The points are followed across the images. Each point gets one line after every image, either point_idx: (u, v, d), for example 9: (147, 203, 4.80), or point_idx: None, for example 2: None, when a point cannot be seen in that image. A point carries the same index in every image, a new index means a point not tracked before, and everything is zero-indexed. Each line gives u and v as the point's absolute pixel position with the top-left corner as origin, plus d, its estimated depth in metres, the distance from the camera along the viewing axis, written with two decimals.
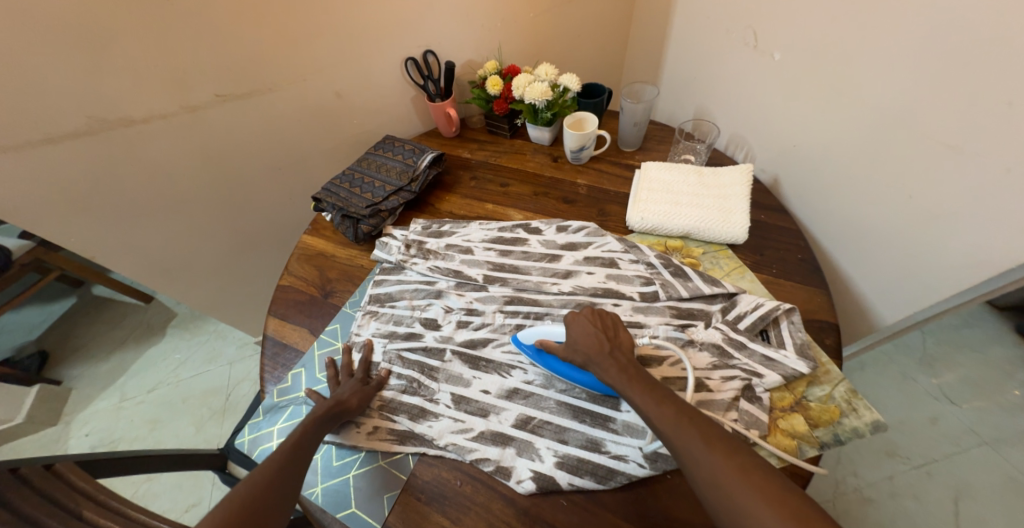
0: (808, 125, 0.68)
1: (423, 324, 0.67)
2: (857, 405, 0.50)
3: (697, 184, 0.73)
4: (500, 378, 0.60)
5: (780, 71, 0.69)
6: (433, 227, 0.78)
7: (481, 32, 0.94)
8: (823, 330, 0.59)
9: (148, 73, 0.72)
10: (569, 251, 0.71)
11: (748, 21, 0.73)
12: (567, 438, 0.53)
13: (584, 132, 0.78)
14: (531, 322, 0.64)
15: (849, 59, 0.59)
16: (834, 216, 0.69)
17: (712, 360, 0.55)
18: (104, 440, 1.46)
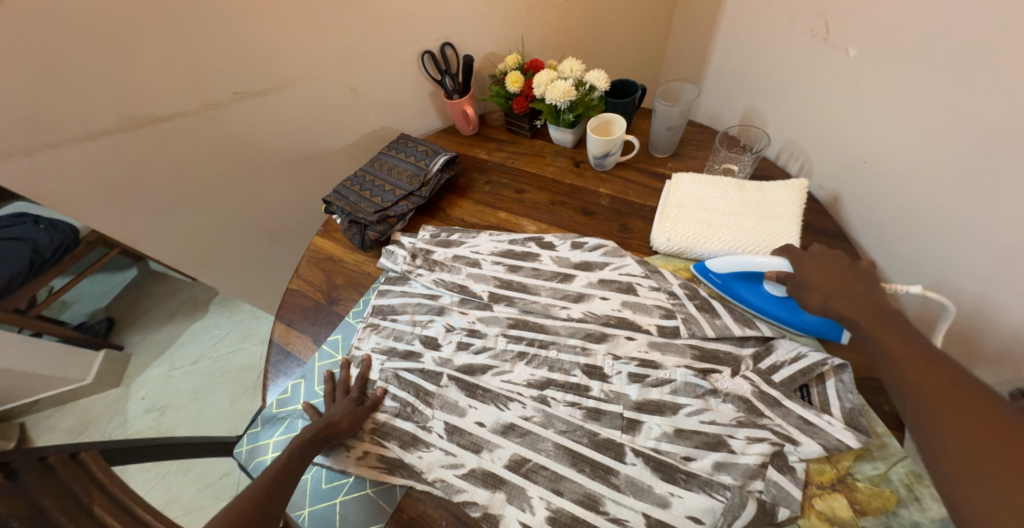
0: (883, 138, 0.56)
1: (423, 342, 0.64)
2: (920, 493, 0.42)
3: (737, 201, 0.63)
4: (497, 411, 0.55)
5: (854, 70, 0.58)
6: (441, 235, 0.74)
7: (506, 22, 0.87)
8: (879, 392, 0.50)
9: (171, 71, 0.72)
10: (584, 272, 0.64)
11: (816, 8, 0.61)
12: (562, 489, 0.48)
13: (610, 137, 0.70)
14: (536, 350, 0.60)
15: (948, 59, 0.47)
16: (905, 248, 0.58)
17: (738, 416, 0.49)
18: (156, 404, 1.59)
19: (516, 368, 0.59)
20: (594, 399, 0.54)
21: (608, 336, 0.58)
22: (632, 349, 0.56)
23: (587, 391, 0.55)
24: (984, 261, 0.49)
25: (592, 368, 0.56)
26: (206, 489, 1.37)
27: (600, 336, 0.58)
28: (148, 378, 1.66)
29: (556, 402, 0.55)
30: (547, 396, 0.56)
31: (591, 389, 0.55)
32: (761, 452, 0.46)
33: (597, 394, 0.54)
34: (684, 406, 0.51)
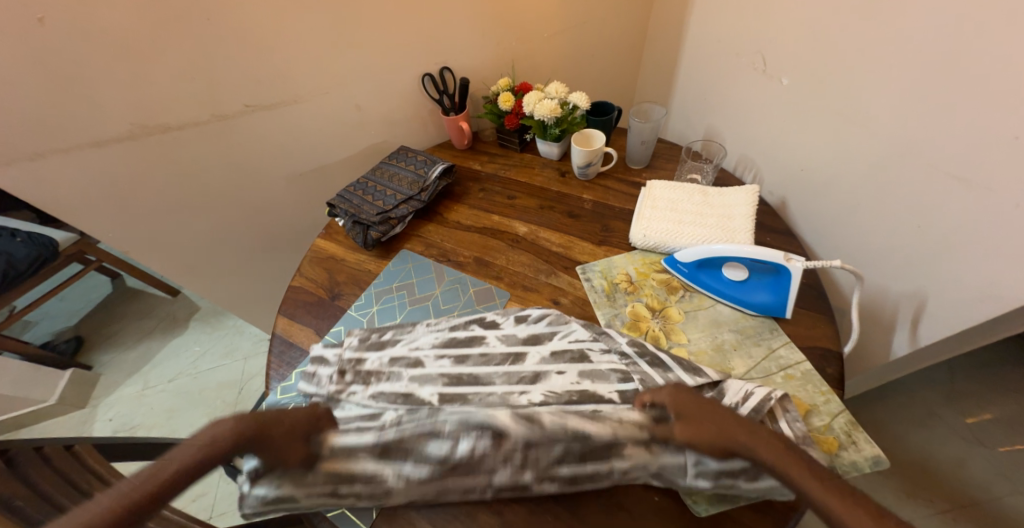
0: (816, 149, 0.67)
1: (362, 415, 0.51)
2: (858, 438, 0.47)
3: (702, 204, 0.73)
4: (482, 484, 0.44)
5: (789, 94, 0.69)
6: (373, 337, 0.61)
7: (496, 51, 0.97)
8: (825, 357, 0.56)
9: (187, 85, 0.78)
10: (536, 350, 0.56)
11: (757, 46, 0.73)
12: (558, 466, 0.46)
13: (591, 149, 0.79)
14: (495, 437, 0.49)
15: (857, 86, 0.59)
16: (842, 241, 0.68)
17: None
18: (126, 425, 1.53)
19: (466, 453, 0.48)
20: (562, 481, 0.46)
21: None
22: (602, 435, 0.48)
23: (550, 489, 0.46)
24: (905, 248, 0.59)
25: (562, 455, 0.47)
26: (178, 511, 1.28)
27: (566, 421, 0.49)
28: (119, 398, 1.60)
29: (529, 488, 0.46)
30: (516, 475, 0.46)
31: (557, 487, 0.46)
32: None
33: (563, 482, 0.46)
34: (670, 470, 0.45)
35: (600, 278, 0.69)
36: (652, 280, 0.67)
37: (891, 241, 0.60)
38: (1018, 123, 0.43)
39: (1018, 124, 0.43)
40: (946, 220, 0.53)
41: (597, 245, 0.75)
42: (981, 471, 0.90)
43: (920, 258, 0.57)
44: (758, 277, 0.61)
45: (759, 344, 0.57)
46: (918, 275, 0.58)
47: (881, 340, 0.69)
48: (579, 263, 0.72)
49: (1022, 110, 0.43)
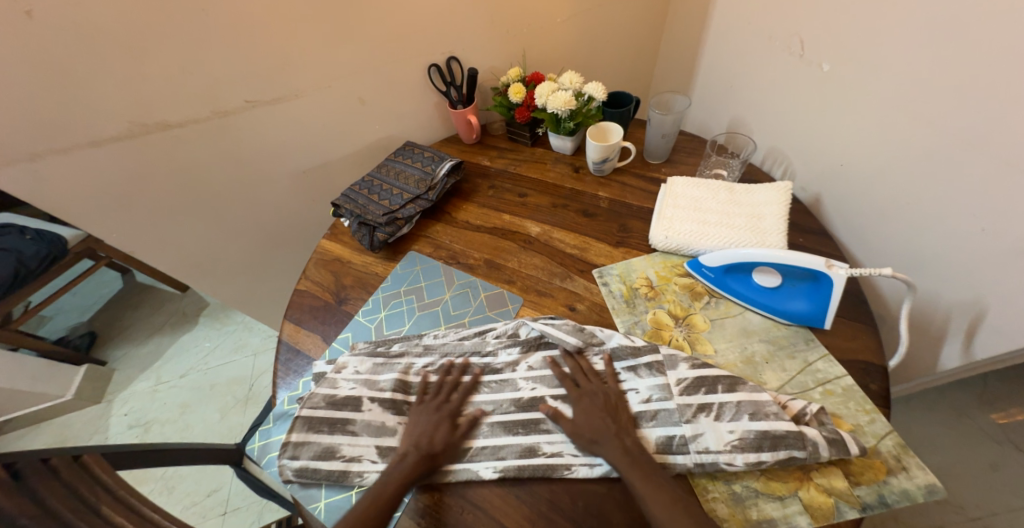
0: (857, 142, 0.62)
1: (382, 404, 0.54)
2: (907, 463, 0.45)
3: (728, 202, 0.68)
4: (491, 458, 0.50)
5: (830, 82, 0.64)
6: (378, 348, 0.61)
7: (507, 39, 0.92)
8: (867, 373, 0.53)
9: (187, 81, 0.75)
10: (539, 348, 0.58)
11: (792, 29, 0.68)
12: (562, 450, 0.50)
13: (608, 143, 0.75)
14: (516, 416, 0.53)
15: (913, 73, 0.53)
16: (883, 242, 0.63)
17: (733, 441, 0.46)
18: (140, 420, 1.54)
19: (490, 426, 0.52)
20: (573, 450, 0.49)
21: None
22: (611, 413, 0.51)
23: (567, 471, 0.48)
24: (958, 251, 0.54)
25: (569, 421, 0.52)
26: (192, 506, 1.27)
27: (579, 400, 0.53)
28: (133, 392, 1.61)
29: (543, 454, 0.49)
30: (535, 444, 0.50)
31: (573, 466, 0.48)
32: (776, 459, 0.44)
33: (574, 451, 0.49)
34: (673, 438, 0.48)
35: (618, 282, 0.66)
36: (674, 285, 0.63)
37: (947, 243, 0.55)
38: None
39: None
40: (1010, 222, 0.48)
41: (615, 246, 0.71)
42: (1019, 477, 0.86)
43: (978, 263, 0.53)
44: (792, 283, 0.57)
45: (794, 357, 0.54)
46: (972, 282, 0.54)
47: (926, 347, 0.65)
48: (596, 266, 0.68)
49: None
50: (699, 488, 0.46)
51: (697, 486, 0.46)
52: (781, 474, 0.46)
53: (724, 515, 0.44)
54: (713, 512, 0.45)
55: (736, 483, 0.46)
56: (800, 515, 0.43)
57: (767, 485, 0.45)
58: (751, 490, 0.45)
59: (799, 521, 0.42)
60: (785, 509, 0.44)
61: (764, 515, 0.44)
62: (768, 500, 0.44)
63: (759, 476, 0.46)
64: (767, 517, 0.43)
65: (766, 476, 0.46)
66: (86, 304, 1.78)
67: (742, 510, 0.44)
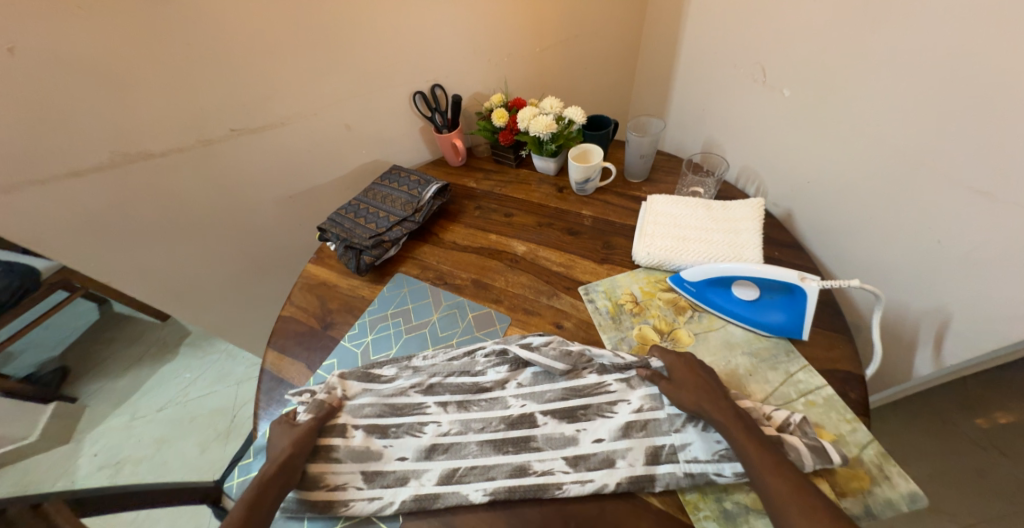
0: (821, 161, 0.66)
1: (368, 430, 0.53)
2: (890, 471, 0.46)
3: (706, 218, 0.70)
4: (481, 481, 0.49)
5: (792, 105, 0.68)
6: (365, 367, 0.60)
7: (489, 67, 0.96)
8: (846, 382, 0.54)
9: (171, 111, 0.75)
10: (528, 365, 0.58)
11: (755, 56, 0.72)
12: (554, 468, 0.50)
13: (589, 164, 0.77)
14: (506, 433, 0.52)
15: (867, 96, 0.57)
16: (852, 254, 0.66)
17: (721, 450, 0.48)
18: (112, 460, 1.46)
19: (479, 446, 0.52)
20: (564, 467, 0.49)
21: (579, 415, 0.53)
22: (603, 425, 0.52)
23: (559, 490, 0.48)
24: (921, 260, 0.57)
25: (560, 437, 0.52)
26: None
27: (570, 415, 0.53)
28: (106, 430, 1.54)
29: (534, 473, 0.49)
30: (525, 462, 0.50)
31: (564, 484, 0.48)
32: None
33: (565, 468, 0.49)
34: (663, 447, 0.49)
35: (603, 299, 0.67)
36: (658, 300, 0.65)
37: (911, 254, 0.58)
38: None
39: None
40: (964, 233, 0.51)
41: (599, 263, 0.72)
42: (1004, 482, 0.88)
43: (941, 272, 0.55)
44: (769, 295, 0.58)
45: (777, 368, 0.55)
46: (936, 289, 0.57)
47: (901, 355, 0.67)
48: (581, 283, 0.70)
49: None
50: (690, 507, 0.47)
51: (688, 503, 0.47)
52: None
53: None
54: None
55: (727, 499, 0.47)
56: None
57: (757, 501, 0.46)
58: (741, 506, 0.46)
59: None
60: None
61: None
62: (757, 516, 0.45)
63: (749, 491, 0.47)
64: None
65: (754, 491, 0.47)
66: None
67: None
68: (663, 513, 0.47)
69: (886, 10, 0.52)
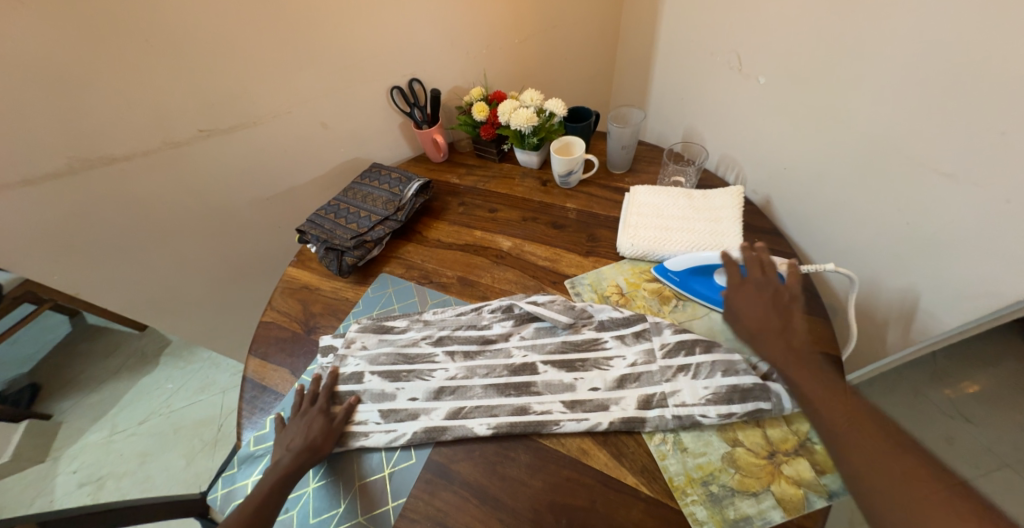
0: (797, 147, 0.67)
1: (383, 375, 0.61)
2: None
3: (688, 207, 0.71)
4: (485, 417, 0.55)
5: (768, 93, 0.69)
6: (382, 322, 0.68)
7: (467, 60, 0.94)
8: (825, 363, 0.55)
9: (133, 113, 0.72)
10: (531, 321, 0.64)
11: (731, 45, 0.73)
12: (552, 409, 0.54)
13: (571, 157, 0.77)
14: (509, 379, 0.58)
15: (839, 83, 0.58)
16: (830, 238, 0.67)
17: (708, 395, 0.51)
18: (92, 476, 1.42)
19: (483, 389, 0.58)
20: (561, 408, 0.54)
21: (577, 365, 0.57)
22: (599, 376, 0.56)
23: (555, 426, 0.53)
24: (894, 242, 0.59)
25: (559, 384, 0.56)
26: None
27: (568, 365, 0.58)
28: (83, 446, 1.49)
29: (534, 412, 0.54)
30: (526, 404, 0.55)
31: (561, 421, 0.53)
32: (746, 410, 0.49)
33: (562, 409, 0.54)
34: (654, 394, 0.53)
35: (589, 291, 0.66)
36: (644, 290, 0.65)
37: (884, 236, 0.59)
38: (1003, 116, 0.43)
39: (1003, 118, 0.43)
40: (933, 215, 0.53)
41: (584, 256, 0.72)
42: None
43: (914, 253, 0.57)
44: None
45: None
46: (909, 270, 0.58)
47: (878, 334, 0.69)
48: (567, 276, 0.69)
49: (1007, 103, 0.43)
50: (678, 492, 0.47)
51: (676, 490, 0.47)
52: (755, 471, 0.47)
53: (704, 518, 0.45)
54: (692, 516, 0.45)
55: (714, 483, 0.47)
56: (774, 509, 0.44)
57: (741, 483, 0.46)
58: (728, 488, 0.46)
59: (773, 516, 0.43)
60: (759, 505, 0.44)
61: (741, 514, 0.44)
62: (743, 497, 0.45)
63: (733, 474, 0.47)
64: (744, 515, 0.44)
65: (740, 473, 0.47)
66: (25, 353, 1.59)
67: (719, 511, 0.45)
68: (652, 500, 0.47)
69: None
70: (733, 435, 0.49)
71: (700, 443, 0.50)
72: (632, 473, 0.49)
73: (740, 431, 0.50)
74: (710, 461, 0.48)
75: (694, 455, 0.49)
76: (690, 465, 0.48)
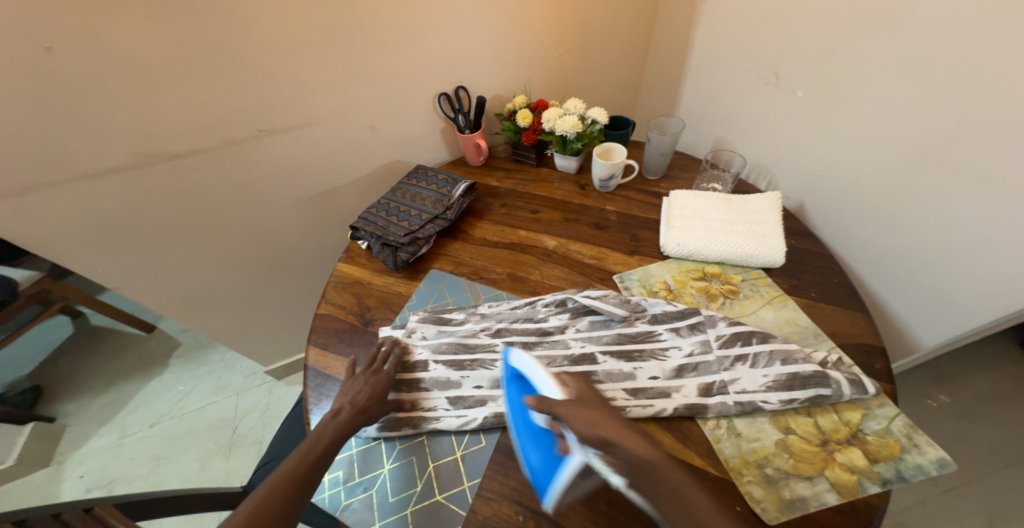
0: (834, 157, 0.73)
1: (447, 364, 0.63)
2: (919, 440, 0.48)
3: (729, 210, 0.75)
4: None
5: (806, 107, 0.74)
6: (438, 315, 0.70)
7: (510, 69, 0.99)
8: (873, 353, 0.57)
9: (199, 112, 0.75)
10: (586, 314, 0.67)
11: (767, 65, 0.78)
12: (615, 396, 0.57)
13: (613, 162, 0.82)
14: (570, 368, 0.61)
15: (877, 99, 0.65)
16: (866, 239, 0.74)
17: (769, 382, 0.53)
18: (102, 481, 1.38)
19: None
20: (625, 395, 0.56)
21: (635, 355, 0.60)
22: (657, 366, 0.58)
23: (622, 412, 0.55)
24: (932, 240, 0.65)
25: (619, 373, 0.59)
26: None
27: (626, 355, 0.60)
28: (91, 450, 1.45)
29: None
30: None
31: (627, 407, 0.55)
32: (807, 396, 0.51)
33: (627, 396, 0.56)
34: (714, 382, 0.55)
35: (638, 286, 0.70)
36: (691, 288, 0.68)
37: (926, 236, 0.65)
38: None
39: None
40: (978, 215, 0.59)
41: (629, 255, 0.76)
42: None
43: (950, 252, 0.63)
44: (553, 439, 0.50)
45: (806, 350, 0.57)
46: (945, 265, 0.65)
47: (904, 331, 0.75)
48: (615, 272, 0.73)
49: None
50: (734, 473, 0.48)
51: (732, 471, 0.49)
52: (809, 457, 0.48)
53: (760, 497, 0.46)
54: (749, 495, 0.46)
55: (768, 466, 0.48)
56: (828, 493, 0.45)
57: (795, 467, 0.48)
58: (782, 471, 0.47)
59: (829, 498, 0.45)
60: (814, 488, 0.46)
61: (796, 494, 0.46)
62: (798, 480, 0.47)
63: (788, 458, 0.48)
64: (800, 496, 0.46)
65: (794, 458, 0.48)
66: (24, 358, 1.57)
67: (775, 491, 0.46)
68: (720, 480, 0.48)
69: (898, 21, 0.59)
70: (786, 424, 0.51)
71: (753, 429, 0.51)
72: (698, 455, 0.50)
73: (792, 420, 0.51)
74: (764, 446, 0.50)
75: (748, 440, 0.51)
76: (745, 448, 0.50)
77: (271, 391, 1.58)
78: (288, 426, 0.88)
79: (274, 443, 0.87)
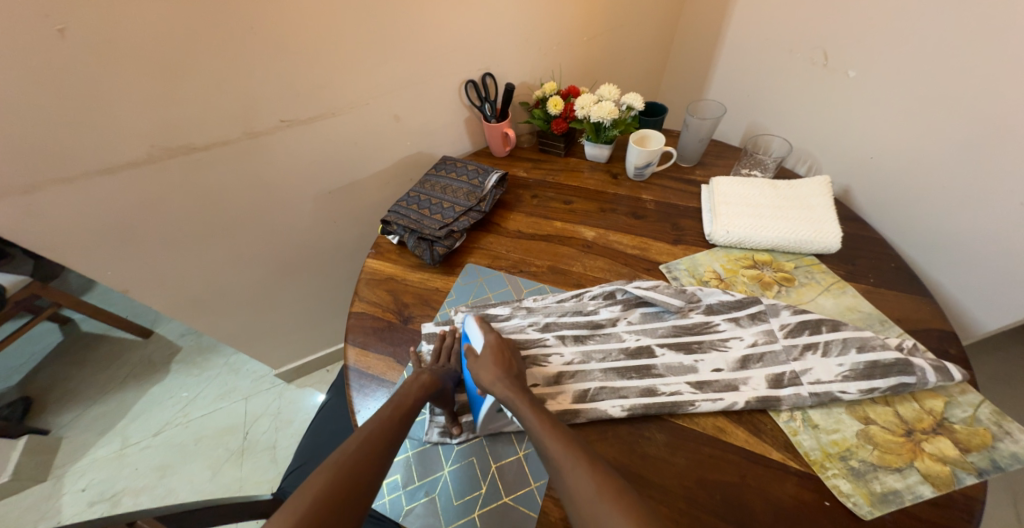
0: (889, 140, 0.77)
1: None
2: (1008, 427, 0.49)
3: (774, 196, 0.74)
4: (616, 400, 0.55)
5: (859, 85, 0.79)
6: (480, 312, 0.67)
7: (538, 55, 0.96)
8: (943, 338, 0.58)
9: (221, 102, 0.71)
10: (637, 306, 0.65)
11: (817, 43, 0.83)
12: (682, 390, 0.55)
13: (651, 148, 0.80)
14: (627, 362, 0.59)
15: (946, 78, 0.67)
16: (917, 217, 0.78)
17: (844, 371, 0.53)
18: (104, 495, 1.31)
19: (603, 372, 0.58)
20: (690, 389, 0.55)
21: (695, 347, 0.59)
22: (720, 357, 0.57)
23: (691, 406, 0.54)
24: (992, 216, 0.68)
25: (680, 366, 0.57)
26: None
27: (685, 347, 0.59)
28: (90, 463, 1.37)
29: (663, 393, 0.55)
30: (652, 385, 0.56)
31: (695, 401, 0.54)
32: (889, 385, 0.52)
33: (691, 389, 0.55)
34: (784, 373, 0.55)
35: (687, 276, 0.69)
36: (742, 276, 0.67)
37: (990, 214, 0.69)
38: None
39: None
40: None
41: (673, 244, 0.74)
42: None
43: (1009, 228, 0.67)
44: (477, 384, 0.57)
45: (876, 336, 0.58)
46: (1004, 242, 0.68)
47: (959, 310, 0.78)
48: (660, 262, 0.71)
49: None
50: (817, 466, 0.49)
51: (815, 464, 0.49)
52: (894, 448, 0.49)
53: (849, 490, 0.47)
54: (838, 489, 0.47)
55: (853, 458, 0.49)
56: (921, 485, 0.46)
57: (882, 459, 0.48)
58: (868, 463, 0.48)
59: (923, 490, 0.46)
60: (905, 480, 0.47)
61: (887, 487, 0.47)
62: (886, 472, 0.48)
63: (874, 450, 0.49)
64: (892, 488, 0.46)
65: (879, 450, 0.49)
66: (12, 367, 1.54)
67: (864, 484, 0.47)
68: (802, 473, 0.49)
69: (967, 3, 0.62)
70: (864, 414, 0.52)
71: (831, 420, 0.52)
72: (777, 449, 0.51)
73: (870, 410, 0.52)
74: (845, 438, 0.50)
75: (827, 432, 0.51)
76: (825, 441, 0.51)
77: (282, 395, 1.52)
78: (316, 431, 0.84)
79: (298, 449, 0.84)
